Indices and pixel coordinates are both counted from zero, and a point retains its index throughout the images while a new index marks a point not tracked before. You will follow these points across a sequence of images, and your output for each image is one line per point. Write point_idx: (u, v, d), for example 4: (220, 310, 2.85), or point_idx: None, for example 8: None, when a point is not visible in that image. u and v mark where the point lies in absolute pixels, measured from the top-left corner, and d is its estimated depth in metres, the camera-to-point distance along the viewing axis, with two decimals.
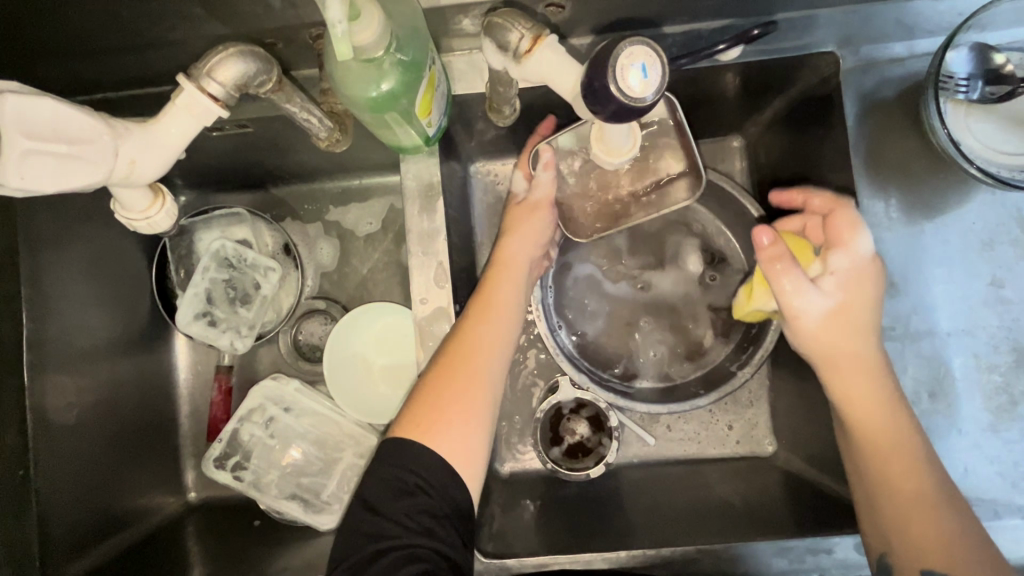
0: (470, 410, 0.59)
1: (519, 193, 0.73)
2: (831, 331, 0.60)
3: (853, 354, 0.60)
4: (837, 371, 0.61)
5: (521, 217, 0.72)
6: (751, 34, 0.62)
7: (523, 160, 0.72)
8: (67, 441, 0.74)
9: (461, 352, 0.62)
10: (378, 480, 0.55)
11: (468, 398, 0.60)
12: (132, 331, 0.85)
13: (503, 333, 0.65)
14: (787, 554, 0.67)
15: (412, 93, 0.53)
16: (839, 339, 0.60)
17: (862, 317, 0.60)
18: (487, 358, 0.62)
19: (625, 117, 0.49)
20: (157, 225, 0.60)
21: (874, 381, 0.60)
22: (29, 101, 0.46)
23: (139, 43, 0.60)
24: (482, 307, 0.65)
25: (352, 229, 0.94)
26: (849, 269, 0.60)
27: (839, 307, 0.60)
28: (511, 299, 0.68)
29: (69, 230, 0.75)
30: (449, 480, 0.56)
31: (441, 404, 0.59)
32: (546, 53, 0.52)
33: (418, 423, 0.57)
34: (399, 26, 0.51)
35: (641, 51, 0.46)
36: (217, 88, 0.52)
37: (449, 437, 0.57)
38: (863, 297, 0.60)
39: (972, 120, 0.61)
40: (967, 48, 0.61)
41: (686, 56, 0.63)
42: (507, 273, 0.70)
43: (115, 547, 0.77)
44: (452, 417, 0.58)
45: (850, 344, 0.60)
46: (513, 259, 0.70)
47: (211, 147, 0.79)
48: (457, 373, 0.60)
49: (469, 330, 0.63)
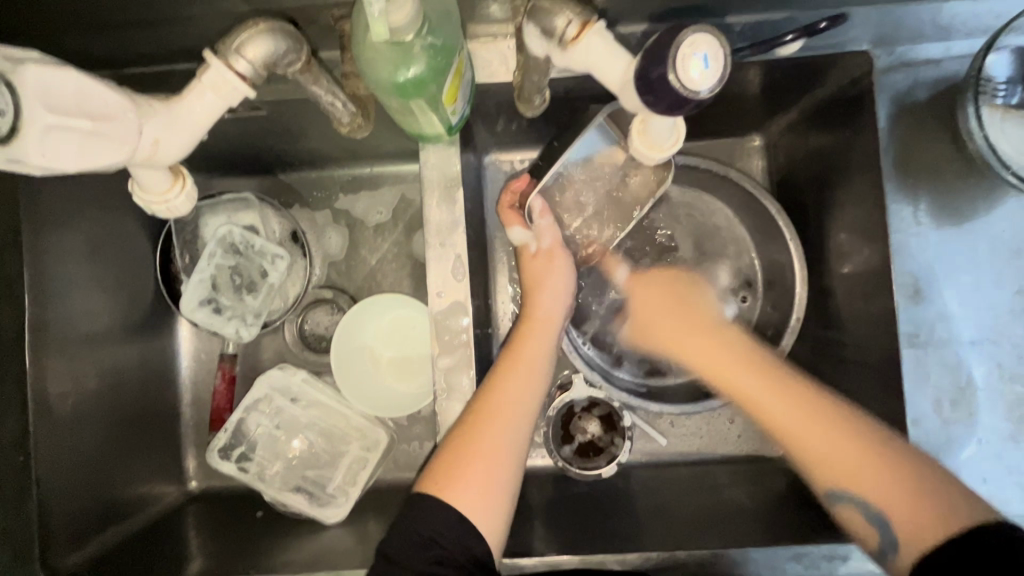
0: (488, 471, 0.57)
1: (528, 245, 0.71)
2: (648, 332, 0.78)
3: (688, 331, 0.73)
4: (699, 350, 0.70)
5: (541, 270, 0.71)
6: (817, 27, 0.61)
7: (512, 216, 0.70)
8: (69, 427, 0.72)
9: (481, 413, 0.60)
10: (397, 536, 0.54)
11: (486, 460, 0.58)
12: (136, 316, 0.83)
13: (530, 392, 0.62)
14: (803, 561, 0.66)
15: (441, 79, 0.51)
16: (668, 324, 0.75)
17: (674, 291, 0.78)
18: (514, 415, 0.60)
19: (677, 110, 0.48)
20: (177, 210, 0.58)
21: (704, 344, 0.70)
22: (51, 73, 0.43)
23: (154, 16, 0.58)
24: (508, 365, 0.63)
25: (361, 218, 0.92)
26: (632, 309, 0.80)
27: (636, 328, 0.79)
28: (540, 360, 0.65)
29: (72, 210, 0.73)
30: (465, 535, 0.54)
31: (465, 463, 0.57)
32: (594, 38, 0.50)
33: (436, 478, 0.57)
34: (432, 9, 0.49)
35: (704, 41, 0.45)
36: (246, 66, 0.51)
37: (469, 494, 0.56)
38: (663, 295, 0.78)
39: (1007, 125, 0.62)
40: (1008, 51, 0.61)
41: (749, 48, 0.63)
42: (539, 329, 0.68)
43: (114, 537, 0.75)
44: (473, 477, 0.57)
45: (686, 326, 0.73)
46: (541, 319, 0.69)
47: (223, 129, 0.77)
48: (484, 433, 0.59)
49: (494, 392, 0.61)
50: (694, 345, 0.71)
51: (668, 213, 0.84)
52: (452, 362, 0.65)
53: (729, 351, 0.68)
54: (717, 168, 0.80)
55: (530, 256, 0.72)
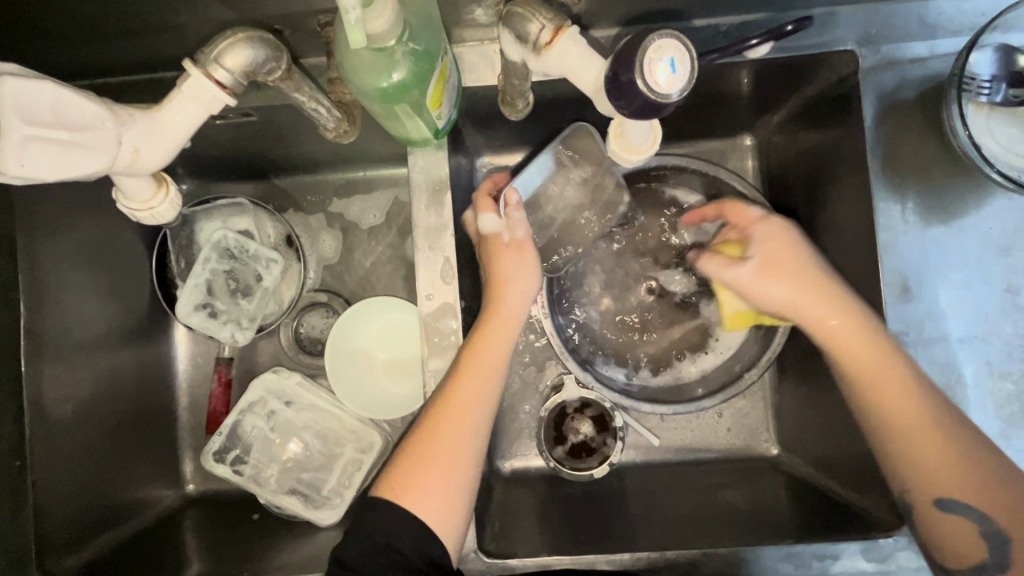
0: (448, 475, 0.58)
1: (499, 235, 0.68)
2: (773, 283, 0.64)
3: (800, 289, 0.63)
4: (846, 354, 0.61)
5: (511, 262, 0.67)
6: (783, 29, 0.60)
7: (486, 203, 0.69)
8: (65, 433, 0.73)
9: (441, 409, 0.60)
10: (357, 542, 0.54)
11: (444, 463, 0.58)
12: (130, 322, 0.84)
13: (488, 391, 0.61)
14: (794, 560, 0.66)
15: (423, 85, 0.52)
16: (811, 293, 0.63)
17: (807, 258, 0.65)
18: (469, 417, 0.60)
19: (647, 114, 0.49)
20: (161, 217, 0.59)
21: (878, 356, 0.60)
22: (27, 85, 0.45)
23: (141, 26, 0.59)
24: (462, 367, 0.61)
25: (355, 221, 0.93)
26: (765, 255, 0.66)
27: (760, 267, 0.65)
28: (497, 358, 0.62)
29: (68, 217, 0.74)
30: (425, 539, 0.55)
31: (421, 467, 0.58)
32: (567, 44, 0.50)
33: (393, 482, 0.57)
34: (412, 15, 0.50)
35: (670, 45, 0.45)
36: (225, 74, 0.51)
37: (424, 500, 0.56)
38: (803, 261, 0.64)
39: (993, 123, 0.62)
40: (991, 50, 0.61)
41: (718, 50, 0.60)
42: (495, 327, 0.64)
43: (112, 541, 0.76)
44: (426, 484, 0.57)
45: (837, 316, 0.61)
46: (504, 316, 0.65)
47: (214, 135, 0.78)
48: (438, 438, 0.59)
49: (452, 389, 0.60)
50: (841, 321, 0.61)
51: (661, 213, 0.84)
52: (442, 364, 0.66)
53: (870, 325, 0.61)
54: (706, 169, 0.80)
55: (489, 243, 0.68)
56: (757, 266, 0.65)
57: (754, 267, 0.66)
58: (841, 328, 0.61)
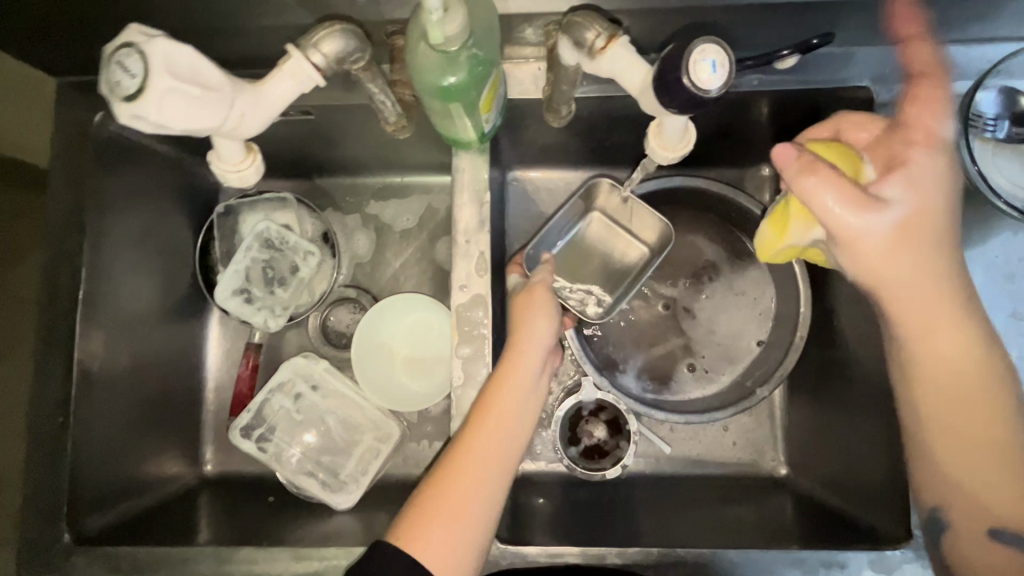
0: (452, 537, 0.58)
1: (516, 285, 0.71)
2: (907, 252, 0.57)
3: (926, 278, 0.58)
4: (961, 416, 0.58)
5: (524, 312, 0.68)
6: (809, 45, 0.64)
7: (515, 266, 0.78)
8: (104, 398, 0.78)
9: (453, 466, 0.60)
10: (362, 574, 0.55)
11: (451, 520, 0.58)
12: (175, 299, 0.89)
13: (500, 446, 0.61)
14: (801, 566, 0.67)
15: (481, 86, 0.58)
16: (931, 281, 0.58)
17: (937, 233, 0.58)
18: (481, 471, 0.60)
19: (689, 109, 0.55)
20: (247, 179, 0.64)
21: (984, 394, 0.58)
22: (173, 45, 0.52)
23: (229, 27, 0.66)
24: (476, 422, 0.62)
25: (389, 223, 0.98)
26: (908, 207, 0.57)
27: (902, 229, 0.57)
28: (510, 412, 0.62)
29: (132, 197, 0.80)
30: None
31: (427, 520, 0.58)
32: (619, 51, 0.57)
33: (405, 528, 0.58)
34: (478, 24, 0.56)
35: (712, 49, 0.51)
36: (320, 58, 0.58)
37: (430, 551, 0.56)
38: (938, 233, 0.58)
39: (999, 158, 0.66)
40: (995, 91, 0.67)
41: (752, 59, 0.64)
42: (509, 388, 0.63)
43: (134, 508, 0.79)
44: (431, 538, 0.57)
45: (938, 319, 0.58)
46: (520, 357, 0.65)
47: (273, 131, 0.85)
48: (446, 489, 0.59)
49: (464, 447, 0.61)
50: (957, 350, 0.58)
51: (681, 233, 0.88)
52: (470, 352, 0.69)
53: (987, 367, 0.59)
54: (725, 191, 0.83)
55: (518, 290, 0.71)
56: (902, 223, 0.57)
57: (896, 229, 0.57)
58: (948, 344, 0.58)
